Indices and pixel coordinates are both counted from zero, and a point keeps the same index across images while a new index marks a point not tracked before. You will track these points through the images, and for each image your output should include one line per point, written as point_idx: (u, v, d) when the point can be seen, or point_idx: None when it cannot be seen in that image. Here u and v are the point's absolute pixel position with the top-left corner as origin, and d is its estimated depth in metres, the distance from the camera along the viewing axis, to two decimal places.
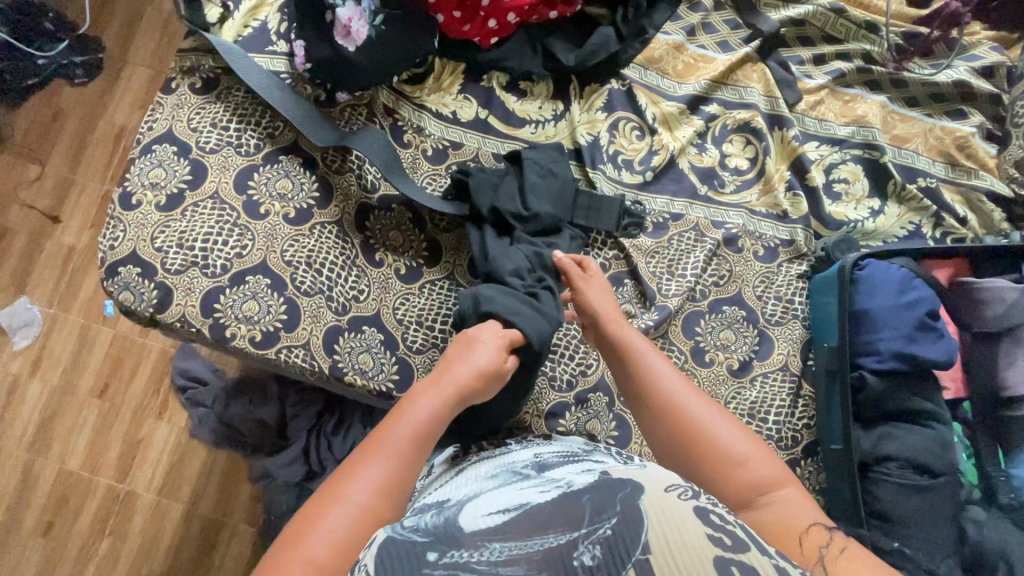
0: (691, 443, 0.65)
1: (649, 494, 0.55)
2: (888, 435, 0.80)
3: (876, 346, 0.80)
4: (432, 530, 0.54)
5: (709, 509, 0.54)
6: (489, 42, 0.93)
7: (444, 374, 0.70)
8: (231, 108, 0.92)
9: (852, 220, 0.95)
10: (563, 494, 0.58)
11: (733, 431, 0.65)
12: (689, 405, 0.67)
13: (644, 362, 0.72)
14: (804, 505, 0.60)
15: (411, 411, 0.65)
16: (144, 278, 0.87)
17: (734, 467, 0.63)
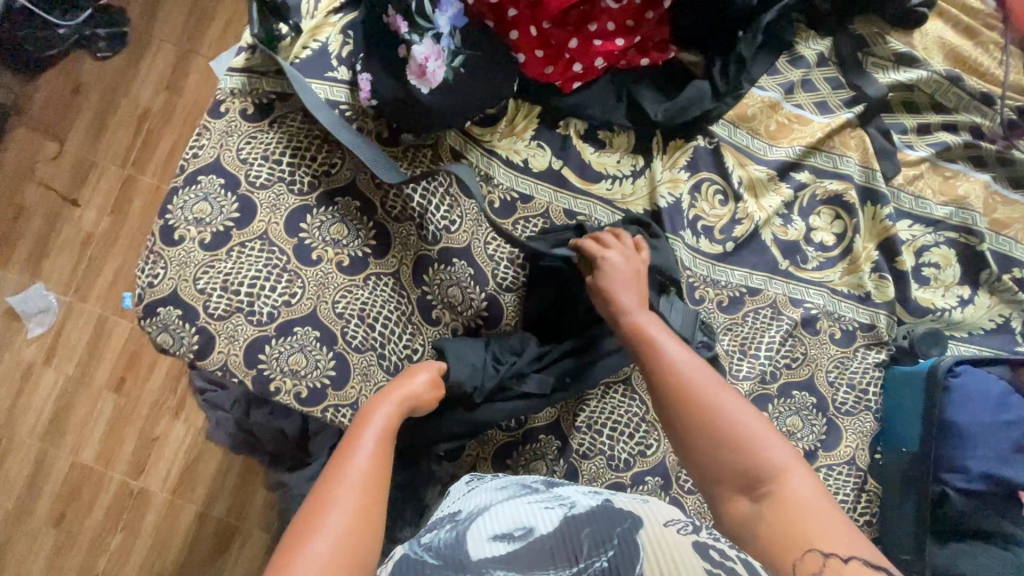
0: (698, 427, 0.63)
1: (647, 530, 0.54)
2: (964, 553, 0.76)
3: (965, 464, 0.76)
4: (442, 550, 0.53)
5: (709, 545, 0.52)
6: (570, 87, 0.85)
7: (389, 395, 0.70)
8: (284, 139, 0.84)
9: (938, 309, 0.89)
10: (567, 519, 0.56)
11: (745, 415, 0.62)
12: (697, 382, 0.66)
13: (658, 345, 0.70)
14: (816, 509, 0.54)
15: (371, 419, 0.67)
16: (184, 321, 0.81)
17: (744, 458, 0.59)
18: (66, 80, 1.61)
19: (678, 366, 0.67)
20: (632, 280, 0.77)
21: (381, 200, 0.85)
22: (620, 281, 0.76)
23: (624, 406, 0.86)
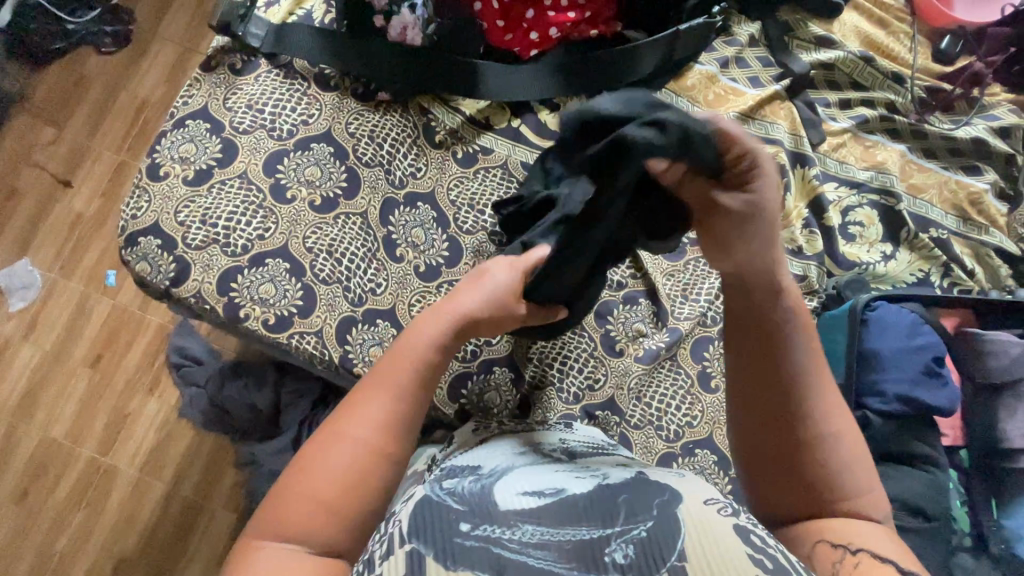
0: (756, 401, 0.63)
1: (687, 505, 0.55)
2: (888, 476, 0.81)
3: (881, 387, 0.82)
4: (467, 499, 0.56)
5: (750, 530, 0.53)
6: (528, 54, 0.95)
7: (450, 302, 0.68)
8: (266, 91, 0.92)
9: (864, 262, 0.97)
10: (601, 485, 0.58)
11: (843, 443, 0.60)
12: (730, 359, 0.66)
13: (790, 381, 0.61)
14: (878, 540, 0.55)
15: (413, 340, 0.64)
16: (164, 250, 0.87)
17: (825, 479, 0.59)
18: (71, 71, 1.71)
19: (789, 360, 0.62)
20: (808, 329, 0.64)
21: (354, 147, 0.93)
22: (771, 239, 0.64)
23: (574, 342, 0.92)
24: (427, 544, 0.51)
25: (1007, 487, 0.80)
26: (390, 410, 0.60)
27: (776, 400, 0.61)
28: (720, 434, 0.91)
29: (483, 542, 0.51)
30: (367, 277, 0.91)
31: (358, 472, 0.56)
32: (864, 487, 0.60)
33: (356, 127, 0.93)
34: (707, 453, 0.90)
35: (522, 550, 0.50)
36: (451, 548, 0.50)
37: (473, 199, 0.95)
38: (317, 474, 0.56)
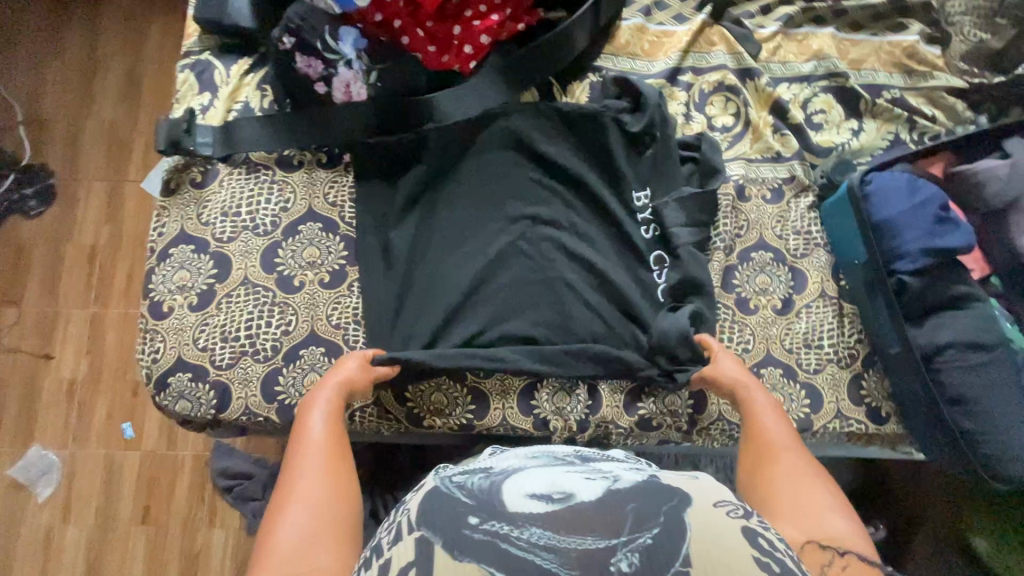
0: (827, 496, 0.68)
1: (696, 509, 0.58)
2: (939, 325, 0.86)
3: (905, 249, 0.86)
4: (476, 493, 0.60)
5: (758, 532, 0.58)
6: (469, 67, 0.94)
7: (301, 435, 0.74)
8: (236, 194, 0.91)
9: (839, 144, 1.02)
10: (609, 491, 0.59)
11: (829, 518, 0.66)
12: (784, 461, 0.73)
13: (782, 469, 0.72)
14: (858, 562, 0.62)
15: (308, 415, 0.76)
16: (198, 381, 0.85)
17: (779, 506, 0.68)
18: (7, 246, 1.65)
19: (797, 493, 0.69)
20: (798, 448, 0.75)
21: (341, 214, 0.92)
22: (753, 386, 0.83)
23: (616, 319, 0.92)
24: (437, 534, 0.56)
25: None
26: (328, 466, 0.70)
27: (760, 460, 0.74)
28: (776, 347, 0.95)
29: (490, 536, 0.55)
30: (397, 333, 0.89)
31: (319, 516, 0.64)
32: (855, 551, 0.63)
33: (335, 195, 0.93)
34: (773, 369, 0.93)
35: (530, 549, 0.54)
36: (458, 540, 0.56)
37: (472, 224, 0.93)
38: (282, 529, 0.63)
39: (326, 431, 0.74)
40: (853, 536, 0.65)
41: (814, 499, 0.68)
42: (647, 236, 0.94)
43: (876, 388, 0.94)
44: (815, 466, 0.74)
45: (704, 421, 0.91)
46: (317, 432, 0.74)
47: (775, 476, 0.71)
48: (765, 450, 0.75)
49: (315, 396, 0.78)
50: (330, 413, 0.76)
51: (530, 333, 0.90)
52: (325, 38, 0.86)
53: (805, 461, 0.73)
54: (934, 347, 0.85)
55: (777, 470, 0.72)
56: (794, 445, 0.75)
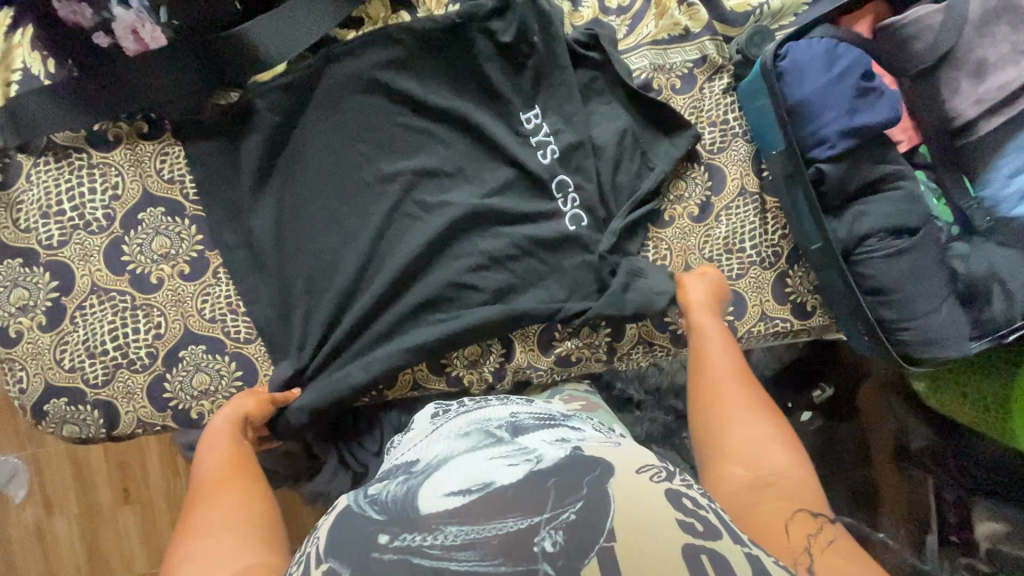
0: (778, 436, 0.68)
1: (619, 478, 0.52)
2: (861, 213, 0.78)
3: (823, 133, 0.75)
4: (392, 503, 0.51)
5: (681, 493, 0.52)
6: None
7: (198, 495, 0.67)
8: (51, 188, 0.77)
9: (756, 7, 0.86)
10: (530, 473, 0.52)
11: (776, 459, 0.65)
12: (734, 395, 0.73)
13: (730, 405, 0.72)
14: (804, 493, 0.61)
15: (205, 451, 0.72)
16: (77, 404, 0.79)
17: (735, 453, 0.66)
18: None
19: (744, 436, 0.68)
20: (736, 369, 0.76)
21: (184, 192, 0.79)
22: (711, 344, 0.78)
23: (523, 260, 0.81)
24: (343, 556, 0.48)
25: (971, 160, 0.78)
26: (231, 491, 0.67)
27: (702, 393, 0.75)
28: (695, 258, 0.88)
29: (402, 555, 0.47)
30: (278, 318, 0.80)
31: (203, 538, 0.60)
32: (799, 485, 0.62)
33: (170, 170, 0.79)
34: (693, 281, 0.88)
35: (447, 557, 0.46)
36: (369, 564, 0.47)
37: (337, 179, 0.79)
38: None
39: (219, 464, 0.70)
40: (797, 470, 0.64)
41: (764, 443, 0.67)
42: (547, 161, 0.83)
43: (802, 283, 0.89)
44: (763, 402, 0.73)
45: (623, 348, 0.87)
46: (210, 464, 0.70)
47: (726, 423, 0.70)
48: (711, 390, 0.74)
49: (211, 430, 0.74)
50: (227, 443, 0.73)
51: (428, 295, 0.80)
52: None
53: (752, 402, 0.72)
54: (856, 238, 0.78)
55: (727, 415, 0.71)
56: (743, 385, 0.74)
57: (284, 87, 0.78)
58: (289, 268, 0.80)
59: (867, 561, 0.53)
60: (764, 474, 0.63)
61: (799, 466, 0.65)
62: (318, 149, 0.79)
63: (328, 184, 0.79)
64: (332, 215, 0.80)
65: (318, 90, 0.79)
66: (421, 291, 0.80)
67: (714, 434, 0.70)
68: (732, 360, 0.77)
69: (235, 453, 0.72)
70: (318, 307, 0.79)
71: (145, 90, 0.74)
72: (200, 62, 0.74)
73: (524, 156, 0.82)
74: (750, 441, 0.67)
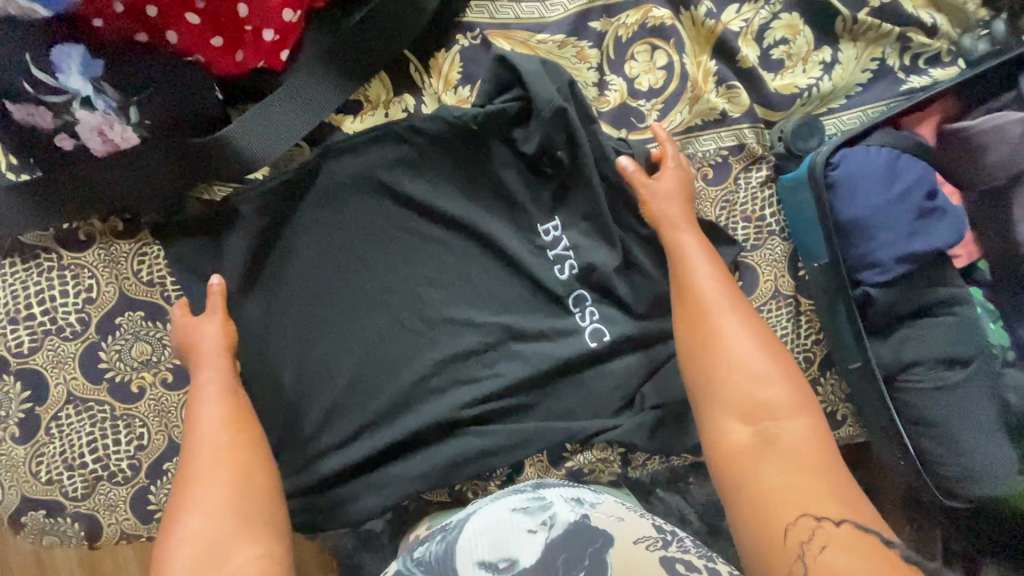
0: (779, 370, 0.62)
1: (619, 546, 0.52)
2: (909, 337, 0.71)
3: (875, 255, 0.67)
4: (430, 563, 0.52)
5: (675, 559, 0.52)
6: (280, 60, 0.67)
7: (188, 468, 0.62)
8: (19, 290, 0.70)
9: (804, 91, 0.76)
10: (547, 546, 0.51)
11: (773, 394, 0.61)
12: (724, 322, 0.65)
13: (728, 334, 0.64)
14: (807, 445, 0.58)
15: (201, 414, 0.64)
16: (56, 516, 0.74)
17: (733, 390, 0.62)
18: None
19: (741, 373, 0.62)
20: (728, 288, 0.68)
21: (164, 294, 0.72)
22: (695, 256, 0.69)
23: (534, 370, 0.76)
24: None
25: None
26: (233, 468, 0.61)
27: (698, 317, 0.66)
28: None
29: None
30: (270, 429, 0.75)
31: (214, 534, 0.56)
32: (798, 433, 0.59)
33: (149, 270, 0.72)
34: None
35: None
36: None
37: (334, 284, 0.74)
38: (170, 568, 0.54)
39: (220, 425, 0.64)
40: (802, 413, 0.60)
41: (761, 380, 0.61)
42: (563, 277, 0.76)
43: (832, 391, 0.81)
44: (753, 321, 0.66)
45: (637, 459, 0.81)
46: (207, 433, 0.63)
47: (719, 360, 0.63)
48: (705, 321, 0.66)
49: (202, 380, 0.66)
50: (223, 401, 0.65)
51: (429, 410, 0.75)
52: (34, 74, 0.59)
53: (752, 325, 0.66)
54: (899, 365, 0.71)
55: (723, 344, 0.64)
56: (735, 311, 0.66)
57: (275, 189, 0.72)
58: (277, 372, 0.74)
59: (872, 546, 0.50)
60: (769, 429, 0.59)
61: (800, 399, 0.61)
62: (313, 254, 0.73)
63: (324, 289, 0.74)
64: (327, 319, 0.74)
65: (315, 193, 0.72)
66: (423, 411, 0.75)
67: (704, 371, 0.64)
68: (727, 280, 0.69)
69: (234, 417, 0.65)
70: (308, 414, 0.75)
71: (118, 189, 0.67)
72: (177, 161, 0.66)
73: (536, 265, 0.76)
74: (757, 378, 0.62)
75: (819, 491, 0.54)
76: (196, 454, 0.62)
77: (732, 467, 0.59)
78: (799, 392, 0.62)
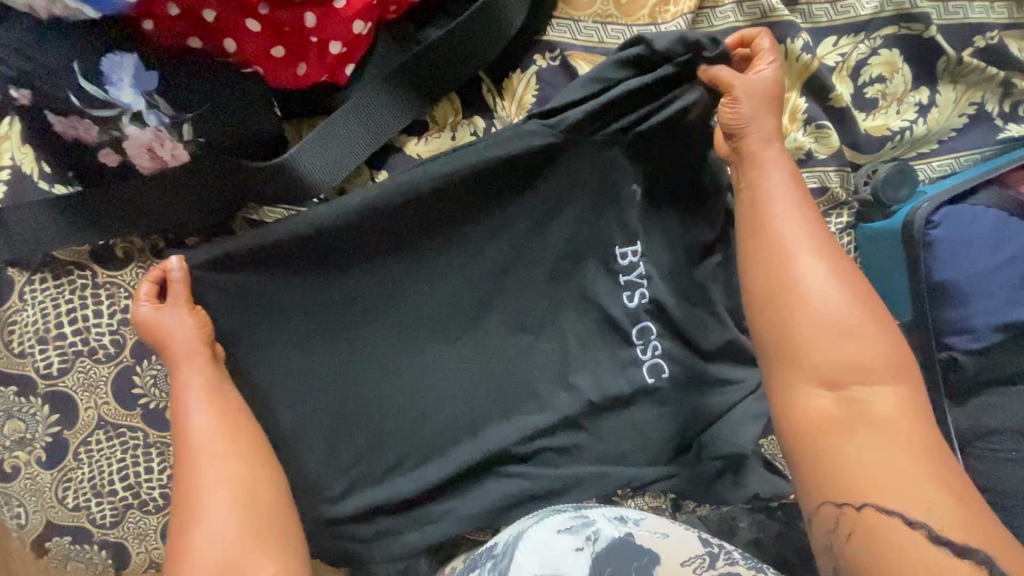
0: (862, 321, 0.54)
1: (664, 566, 0.52)
2: (989, 404, 0.68)
3: (970, 322, 0.64)
4: None
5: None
6: (344, 74, 0.61)
7: (186, 457, 0.60)
8: (49, 307, 0.65)
9: (895, 134, 0.71)
10: (593, 561, 0.51)
11: (859, 351, 0.53)
12: (808, 265, 0.56)
13: (805, 279, 0.56)
14: (894, 412, 0.52)
15: (187, 420, 0.61)
16: (82, 543, 0.70)
17: (810, 345, 0.54)
18: None
19: (824, 321, 0.54)
20: (808, 224, 0.58)
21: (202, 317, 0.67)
22: (772, 181, 0.59)
23: (591, 412, 0.73)
24: None
25: None
26: (235, 474, 0.59)
27: (770, 258, 0.57)
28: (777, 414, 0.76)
29: None
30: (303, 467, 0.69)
31: (231, 540, 0.56)
32: (885, 400, 0.52)
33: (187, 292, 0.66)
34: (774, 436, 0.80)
35: None
36: None
37: (386, 315, 0.69)
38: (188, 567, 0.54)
39: (212, 423, 0.61)
40: (892, 377, 0.53)
41: (841, 333, 0.54)
42: (631, 306, 0.72)
43: None
44: (843, 265, 0.57)
45: (688, 505, 0.77)
46: (201, 440, 0.60)
47: (795, 311, 0.55)
48: (779, 261, 0.57)
49: (181, 378, 0.62)
50: (211, 406, 0.61)
51: (480, 453, 0.71)
52: (81, 84, 0.53)
53: (832, 268, 0.56)
54: (976, 432, 0.68)
55: (796, 292, 0.55)
56: (814, 249, 0.57)
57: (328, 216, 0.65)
58: (316, 404, 0.69)
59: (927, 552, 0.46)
60: (849, 390, 0.53)
61: (886, 357, 0.53)
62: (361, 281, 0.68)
63: (374, 319, 0.69)
64: (372, 349, 0.69)
65: (372, 226, 0.66)
66: (472, 451, 0.71)
67: (779, 324, 0.56)
68: (805, 216, 0.59)
69: (224, 417, 0.61)
70: (348, 451, 0.69)
71: (160, 208, 0.61)
72: (224, 178, 0.60)
73: (601, 302, 0.72)
74: (838, 331, 0.54)
75: (897, 465, 0.49)
76: (192, 465, 0.59)
77: (814, 444, 0.52)
78: (889, 349, 0.54)
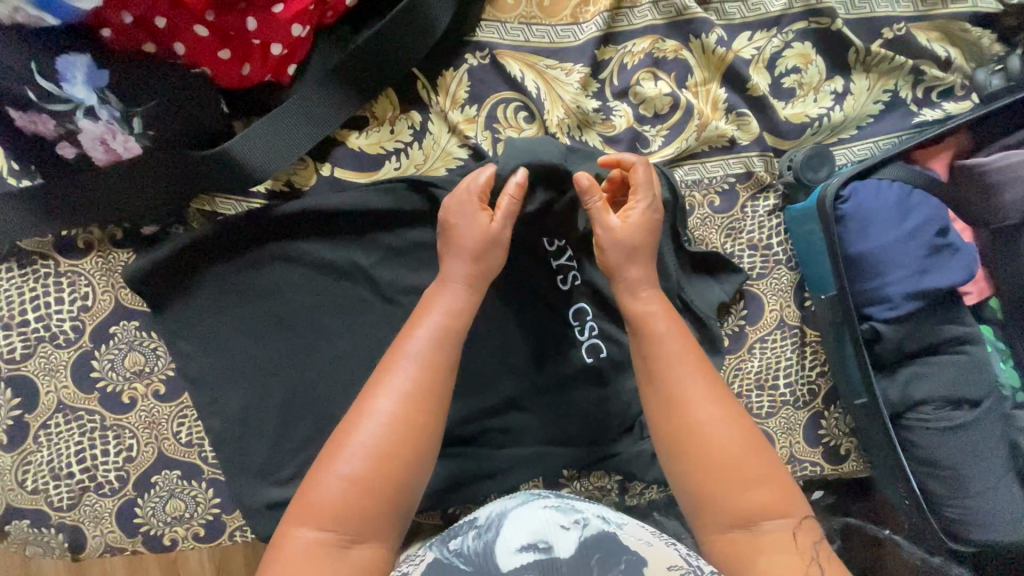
0: (754, 453, 0.57)
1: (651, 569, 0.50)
2: (917, 375, 0.69)
3: (886, 291, 0.67)
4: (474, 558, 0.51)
5: None
6: (286, 72, 0.67)
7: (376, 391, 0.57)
8: (14, 296, 0.70)
9: (814, 119, 0.75)
10: (581, 544, 0.51)
11: (755, 492, 0.55)
12: (707, 414, 0.58)
13: (701, 421, 0.57)
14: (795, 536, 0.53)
15: (427, 317, 0.60)
16: (39, 527, 0.72)
17: (713, 486, 0.55)
18: None
19: (724, 459, 0.56)
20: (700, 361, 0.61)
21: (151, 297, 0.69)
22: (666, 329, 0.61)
23: (532, 391, 0.75)
24: None
25: None
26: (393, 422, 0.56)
27: (669, 403, 0.59)
28: None
29: None
30: (247, 451, 0.70)
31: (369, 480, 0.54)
32: (783, 527, 0.54)
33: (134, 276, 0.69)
34: None
35: None
36: None
37: (332, 298, 0.71)
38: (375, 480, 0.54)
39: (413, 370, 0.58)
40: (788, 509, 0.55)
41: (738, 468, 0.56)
42: (566, 288, 0.76)
43: (837, 425, 0.76)
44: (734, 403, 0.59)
45: (636, 487, 0.77)
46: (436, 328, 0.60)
47: (696, 451, 0.57)
48: (678, 409, 0.58)
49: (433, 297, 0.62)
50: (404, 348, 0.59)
51: None
52: (37, 80, 0.59)
53: (725, 403, 0.59)
54: (909, 402, 0.69)
55: (695, 433, 0.57)
56: (710, 389, 0.59)
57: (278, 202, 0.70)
58: (264, 386, 0.70)
59: None
60: (753, 526, 0.54)
61: (781, 485, 0.56)
62: (308, 266, 0.71)
63: (320, 302, 0.71)
64: (315, 331, 0.70)
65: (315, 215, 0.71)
66: None
67: (682, 465, 0.57)
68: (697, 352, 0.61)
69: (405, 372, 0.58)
70: (293, 434, 0.70)
71: (117, 197, 0.66)
72: (174, 168, 0.66)
73: (538, 283, 0.76)
74: (732, 467, 0.56)
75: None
76: (403, 369, 0.58)
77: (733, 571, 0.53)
78: (781, 481, 0.56)
